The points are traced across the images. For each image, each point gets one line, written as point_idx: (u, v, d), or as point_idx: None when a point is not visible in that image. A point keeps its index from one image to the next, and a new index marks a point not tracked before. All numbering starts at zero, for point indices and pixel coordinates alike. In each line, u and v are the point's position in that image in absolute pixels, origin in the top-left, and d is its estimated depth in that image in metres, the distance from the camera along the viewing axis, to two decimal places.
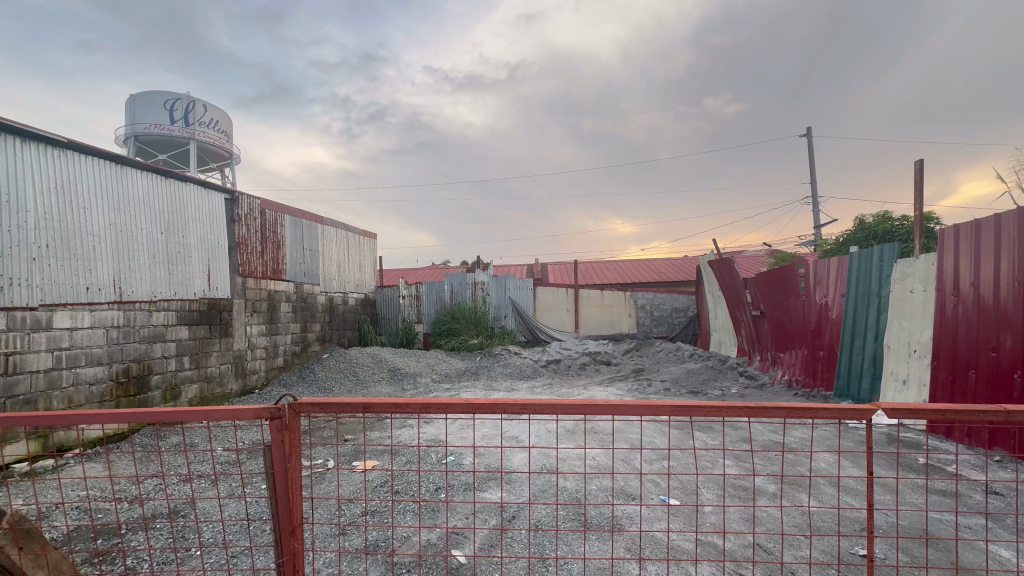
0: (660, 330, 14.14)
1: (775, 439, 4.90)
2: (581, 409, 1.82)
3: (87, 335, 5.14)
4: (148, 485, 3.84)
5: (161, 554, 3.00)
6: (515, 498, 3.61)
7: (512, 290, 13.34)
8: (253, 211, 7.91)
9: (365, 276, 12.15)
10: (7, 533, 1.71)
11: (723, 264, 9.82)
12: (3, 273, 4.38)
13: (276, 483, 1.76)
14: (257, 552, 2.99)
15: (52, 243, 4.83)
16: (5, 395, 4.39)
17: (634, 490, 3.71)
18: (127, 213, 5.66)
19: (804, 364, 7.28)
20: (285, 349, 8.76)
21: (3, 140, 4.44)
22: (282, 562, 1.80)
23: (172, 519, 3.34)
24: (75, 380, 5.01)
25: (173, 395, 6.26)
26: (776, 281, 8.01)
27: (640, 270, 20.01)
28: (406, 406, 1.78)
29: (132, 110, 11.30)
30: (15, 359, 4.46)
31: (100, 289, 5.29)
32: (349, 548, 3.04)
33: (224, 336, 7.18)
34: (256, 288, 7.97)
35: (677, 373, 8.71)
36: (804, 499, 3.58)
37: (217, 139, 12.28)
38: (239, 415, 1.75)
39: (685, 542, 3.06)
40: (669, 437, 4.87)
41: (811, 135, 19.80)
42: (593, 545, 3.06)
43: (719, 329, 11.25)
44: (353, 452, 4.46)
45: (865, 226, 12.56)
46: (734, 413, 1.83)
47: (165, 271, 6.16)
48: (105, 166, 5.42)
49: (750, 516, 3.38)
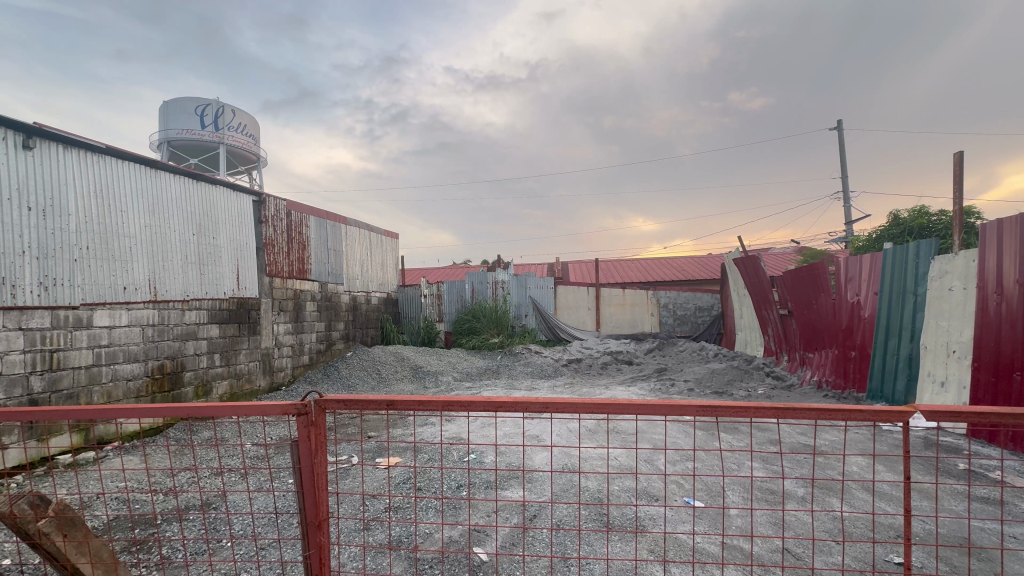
0: (683, 330, 13.91)
1: (804, 442, 4.78)
2: (606, 408, 1.80)
3: (125, 333, 5.36)
4: (182, 478, 3.99)
5: (194, 544, 3.12)
6: (537, 497, 3.61)
7: (532, 289, 13.32)
8: (280, 213, 8.11)
9: (387, 276, 12.31)
10: (52, 521, 1.80)
11: (750, 262, 9.59)
12: (47, 274, 4.61)
13: (302, 477, 1.80)
14: (285, 545, 3.08)
15: (93, 245, 5.05)
16: (49, 389, 4.61)
17: (657, 491, 3.68)
18: (161, 215, 5.87)
19: (835, 365, 7.05)
20: (311, 347, 8.96)
21: (47, 147, 4.67)
22: (309, 555, 1.83)
23: (204, 511, 3.47)
24: (114, 376, 5.23)
25: (205, 391, 6.48)
26: (806, 279, 7.77)
27: (662, 269, 19.71)
28: (428, 403, 1.79)
29: (164, 116, 11.72)
30: (59, 355, 4.69)
31: (136, 289, 5.51)
32: (373, 543, 3.11)
33: (252, 334, 7.38)
34: (283, 287, 8.16)
35: (700, 373, 8.57)
36: (836, 505, 3.48)
37: (246, 142, 12.62)
38: (266, 410, 1.79)
39: (710, 545, 3.02)
40: (694, 438, 4.80)
41: (841, 128, 19.11)
42: (616, 545, 3.04)
43: (744, 328, 11.00)
44: (377, 448, 4.54)
45: (899, 221, 12.09)
46: (761, 414, 1.78)
47: (196, 272, 6.36)
48: (141, 171, 5.65)
49: (777, 521, 3.31)
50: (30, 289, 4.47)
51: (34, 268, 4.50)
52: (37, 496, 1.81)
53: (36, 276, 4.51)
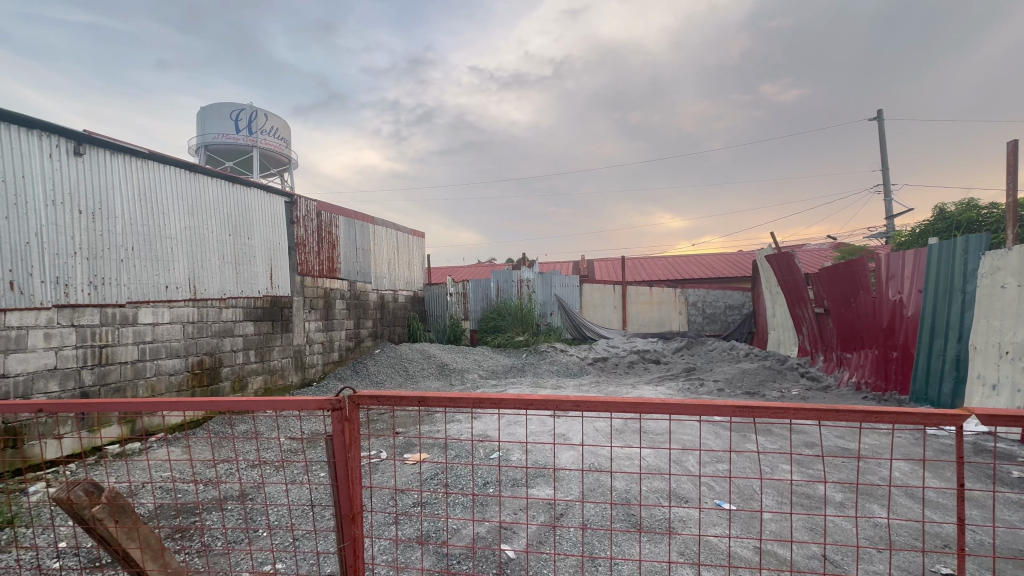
0: (712, 328, 13.58)
1: (843, 445, 4.61)
2: (640, 407, 1.77)
3: (167, 329, 5.60)
4: (222, 469, 4.15)
5: (232, 533, 3.24)
6: (565, 496, 3.59)
7: (558, 287, 13.26)
8: (310, 213, 8.32)
9: (414, 274, 12.48)
10: (104, 507, 1.88)
11: (783, 258, 9.29)
12: (97, 274, 4.86)
13: (337, 471, 1.83)
14: (318, 536, 3.19)
15: (137, 246, 5.29)
16: (99, 382, 4.86)
17: (688, 492, 3.61)
18: (200, 217, 6.11)
19: (875, 366, 6.76)
20: (340, 344, 9.17)
21: (96, 154, 4.91)
22: (344, 547, 1.86)
23: (242, 501, 3.60)
24: (157, 370, 5.47)
25: (242, 386, 6.71)
26: (843, 275, 7.48)
27: (691, 267, 19.29)
28: (459, 399, 1.79)
29: (201, 122, 12.19)
30: (108, 351, 4.94)
31: (178, 287, 5.75)
32: (403, 536, 3.17)
33: (285, 331, 7.61)
34: (313, 286, 8.37)
35: (730, 373, 8.35)
36: (878, 512, 3.35)
37: (278, 146, 12.95)
38: (302, 406, 1.83)
39: (745, 550, 2.94)
40: (725, 439, 4.69)
41: (882, 118, 18.23)
42: (646, 547, 3.00)
43: (777, 327, 10.66)
44: (406, 444, 4.61)
45: (945, 215, 11.47)
46: (802, 416, 1.72)
47: (233, 271, 6.59)
48: (182, 175, 5.89)
49: (815, 526, 3.20)
50: (82, 288, 4.72)
51: (85, 268, 4.75)
52: (91, 484, 1.90)
53: (86, 275, 4.76)
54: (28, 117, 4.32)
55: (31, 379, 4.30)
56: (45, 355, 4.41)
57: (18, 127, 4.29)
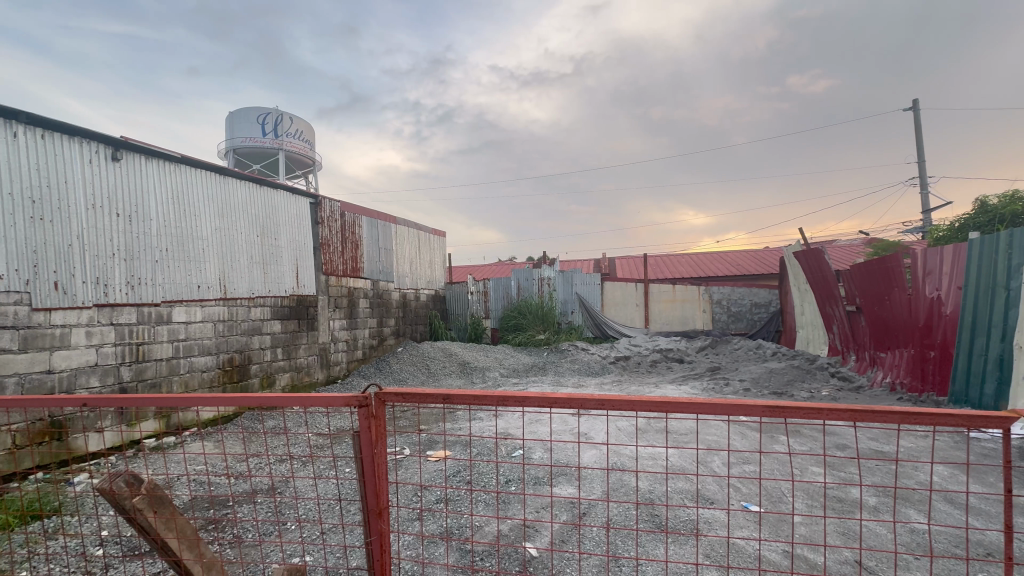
0: (738, 327, 13.29)
1: (878, 448, 4.46)
2: (666, 406, 1.74)
3: (200, 328, 5.78)
4: (253, 463, 4.27)
5: (264, 525, 3.35)
6: (588, 495, 3.58)
7: (579, 285, 13.18)
8: (334, 213, 8.49)
9: (435, 274, 12.59)
10: (144, 498, 1.95)
11: (812, 255, 9.03)
12: (133, 275, 5.06)
13: (364, 466, 1.85)
14: (345, 530, 3.27)
15: (171, 247, 5.48)
16: (136, 378, 5.06)
17: (714, 494, 3.56)
18: (229, 218, 6.29)
19: (910, 366, 6.50)
20: (364, 342, 9.32)
21: (131, 159, 5.10)
22: (370, 542, 1.89)
23: (272, 495, 3.71)
24: (190, 367, 5.67)
25: (270, 383, 6.90)
26: (877, 272, 7.21)
27: (716, 264, 18.91)
28: (484, 397, 1.80)
29: (230, 126, 12.56)
30: (144, 348, 5.14)
31: (209, 287, 5.93)
32: (429, 532, 3.22)
33: (311, 330, 7.78)
34: (338, 285, 8.53)
35: (757, 372, 8.16)
36: (916, 517, 3.22)
37: (303, 148, 13.22)
38: (330, 402, 1.86)
39: (774, 553, 2.88)
40: (753, 440, 4.60)
41: (918, 108, 17.49)
42: (672, 547, 2.96)
43: (805, 325, 10.36)
44: (430, 441, 4.67)
45: (987, 209, 10.95)
46: (837, 416, 1.65)
47: (261, 271, 6.77)
48: (212, 178, 6.07)
49: (848, 531, 3.10)
50: (119, 288, 4.92)
51: (122, 269, 4.95)
52: (133, 475, 1.98)
53: (124, 276, 4.96)
54: (69, 125, 4.52)
55: (74, 375, 4.52)
56: (87, 352, 4.61)
57: (61, 134, 4.49)
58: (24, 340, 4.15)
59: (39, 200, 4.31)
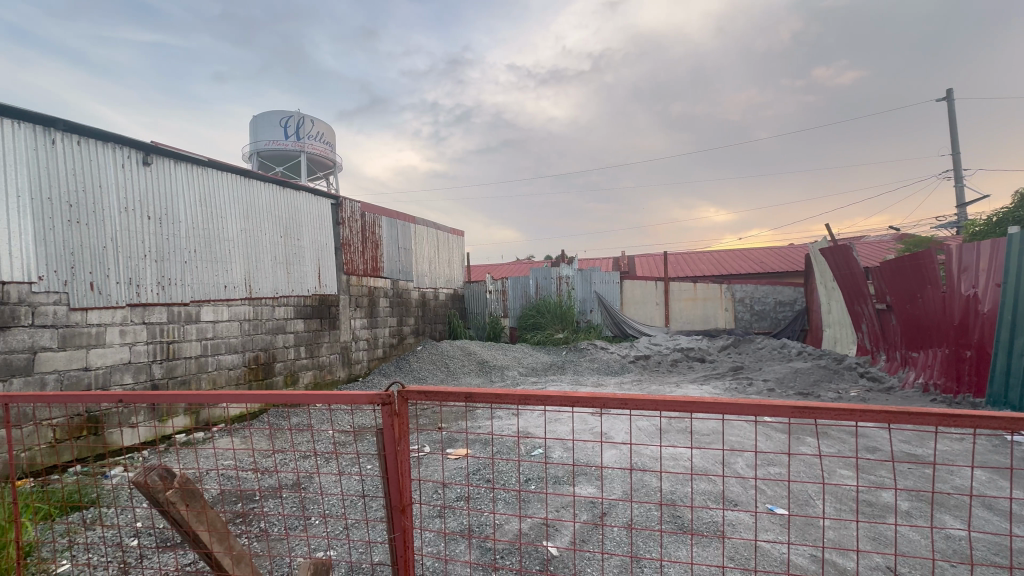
0: (761, 326, 13.02)
1: (911, 451, 4.32)
2: (690, 406, 1.71)
3: (226, 327, 5.94)
4: (279, 459, 4.38)
5: (290, 520, 3.43)
6: (610, 495, 3.56)
7: (597, 284, 13.09)
8: (355, 214, 8.61)
9: (454, 273, 12.65)
10: (177, 492, 2.01)
11: (840, 251, 8.76)
12: (164, 275, 5.23)
13: (388, 464, 1.87)
14: (369, 526, 3.33)
15: (199, 248, 5.64)
16: (167, 375, 5.23)
17: (739, 496, 3.49)
18: (253, 220, 6.43)
19: (944, 366, 6.26)
20: (384, 340, 9.44)
21: (160, 163, 5.27)
22: (394, 538, 1.90)
23: (298, 490, 3.80)
24: (218, 365, 5.82)
25: (294, 380, 7.04)
26: (909, 269, 6.96)
27: (738, 262, 18.53)
28: (505, 396, 1.79)
29: (253, 130, 12.84)
30: (174, 346, 5.30)
31: (235, 287, 6.09)
32: (451, 529, 3.25)
33: (333, 328, 7.91)
34: (359, 285, 8.66)
35: (782, 372, 7.98)
36: (953, 524, 3.10)
37: (324, 150, 13.43)
38: (354, 399, 1.88)
39: (802, 558, 2.81)
40: (778, 442, 4.50)
41: (952, 97, 16.79)
42: (696, 549, 2.92)
43: (832, 324, 10.07)
44: (450, 439, 4.70)
45: None
46: (869, 418, 1.60)
47: (284, 271, 6.92)
48: (237, 180, 6.22)
49: (880, 536, 3.01)
50: (151, 288, 5.09)
51: (153, 269, 5.12)
52: (165, 469, 2.02)
53: (155, 276, 5.13)
54: (103, 131, 4.69)
55: (109, 372, 4.68)
56: (121, 350, 4.78)
57: (95, 141, 4.67)
58: (63, 339, 4.32)
59: (76, 204, 4.48)
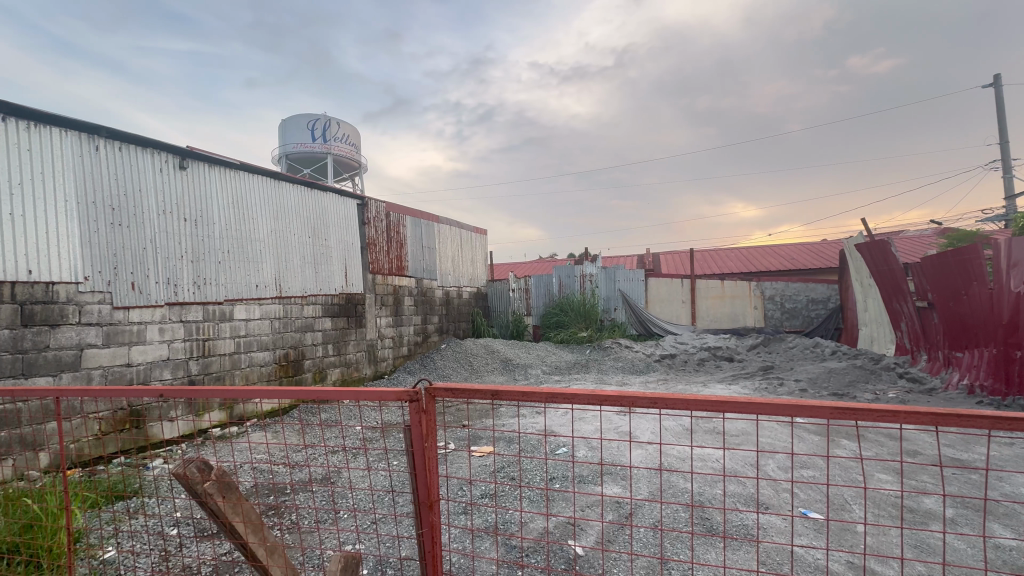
0: (792, 324, 12.65)
1: (956, 456, 4.13)
2: (722, 406, 1.67)
3: (258, 325, 6.12)
4: (310, 454, 4.50)
5: (320, 512, 3.53)
6: (637, 494, 3.53)
7: (622, 282, 12.94)
8: (380, 214, 8.73)
9: (477, 271, 12.70)
10: (214, 484, 2.06)
11: (878, 247, 8.41)
12: (199, 275, 5.42)
13: (415, 460, 1.88)
14: (397, 521, 3.39)
15: (232, 249, 5.83)
16: (203, 372, 5.43)
17: (770, 498, 3.41)
18: (283, 220, 6.60)
19: (992, 367, 5.95)
20: (409, 338, 9.56)
21: (195, 166, 5.45)
22: (422, 534, 1.92)
23: (328, 484, 3.90)
24: (251, 361, 6.00)
25: (322, 377, 7.21)
26: (952, 265, 6.62)
27: (768, 259, 18.01)
28: (533, 394, 1.78)
29: (282, 133, 13.18)
30: (210, 343, 5.49)
31: (266, 286, 6.27)
32: (477, 525, 3.29)
33: (359, 327, 8.05)
34: (384, 283, 8.78)
35: (815, 372, 7.72)
36: (1003, 533, 2.94)
37: (350, 152, 13.68)
38: (382, 396, 1.90)
39: (839, 563, 2.72)
40: (811, 444, 4.38)
41: (1000, 83, 15.84)
42: (726, 552, 2.86)
43: (869, 322, 9.68)
44: (475, 437, 4.74)
45: None
46: (915, 420, 1.52)
47: (312, 270, 7.08)
48: (267, 183, 6.39)
49: (923, 544, 2.88)
50: (188, 288, 5.28)
51: (190, 270, 5.32)
52: (203, 462, 2.08)
53: (191, 276, 5.32)
54: (142, 137, 4.88)
55: (150, 368, 4.89)
56: (160, 347, 4.98)
57: (136, 147, 4.87)
58: (107, 336, 4.53)
59: (118, 207, 4.69)
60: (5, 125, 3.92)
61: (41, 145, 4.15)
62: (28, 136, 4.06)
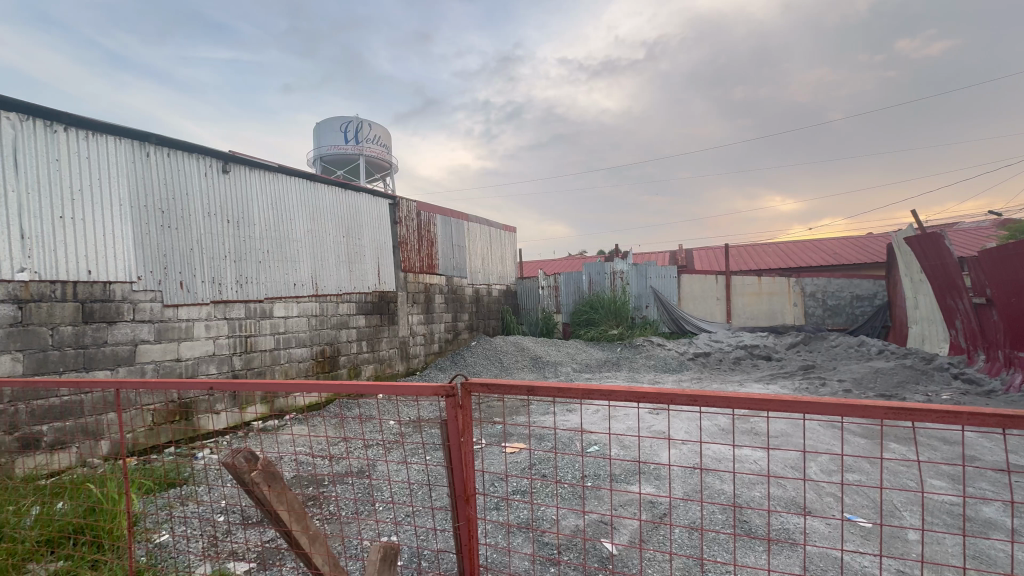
0: (834, 322, 12.14)
1: (1016, 462, 3.88)
2: (766, 405, 1.60)
3: (296, 322, 6.33)
4: (347, 447, 4.64)
5: (357, 504, 3.65)
6: (672, 494, 3.47)
7: (653, 278, 12.71)
8: (411, 213, 8.88)
9: (507, 269, 12.74)
10: (260, 473, 2.12)
11: (930, 240, 7.92)
12: (241, 275, 5.65)
13: (451, 454, 1.90)
14: (432, 515, 3.47)
15: (271, 249, 6.04)
16: (246, 366, 5.66)
17: (813, 502, 3.29)
18: (318, 220, 6.79)
19: None
20: (440, 335, 9.69)
21: (237, 170, 5.68)
22: (458, 527, 1.94)
23: (365, 476, 4.02)
24: (289, 358, 6.21)
25: (356, 373, 7.40)
26: (1014, 259, 6.18)
27: (808, 254, 17.31)
28: (569, 390, 1.76)
29: (316, 136, 13.57)
30: (252, 340, 5.71)
31: (303, 285, 6.47)
32: (513, 520, 3.32)
33: (392, 324, 8.21)
34: (415, 281, 8.93)
35: (860, 372, 7.37)
36: None
37: (382, 152, 13.90)
38: (418, 391, 1.92)
39: (889, 571, 2.59)
40: (857, 446, 4.20)
41: None
42: (764, 556, 2.78)
43: (919, 320, 9.17)
44: (507, 433, 4.77)
45: None
46: (980, 423, 1.41)
47: (347, 269, 7.26)
48: (303, 185, 6.59)
49: (983, 555, 2.71)
50: (231, 287, 5.52)
51: (233, 269, 5.55)
52: (250, 452, 2.19)
53: (234, 275, 5.56)
54: (189, 144, 5.12)
55: (197, 363, 5.14)
56: (206, 343, 5.22)
57: (182, 153, 5.11)
58: (158, 332, 4.79)
59: (167, 210, 4.94)
60: (66, 135, 4.20)
61: (98, 153, 4.41)
62: (86, 144, 4.33)
